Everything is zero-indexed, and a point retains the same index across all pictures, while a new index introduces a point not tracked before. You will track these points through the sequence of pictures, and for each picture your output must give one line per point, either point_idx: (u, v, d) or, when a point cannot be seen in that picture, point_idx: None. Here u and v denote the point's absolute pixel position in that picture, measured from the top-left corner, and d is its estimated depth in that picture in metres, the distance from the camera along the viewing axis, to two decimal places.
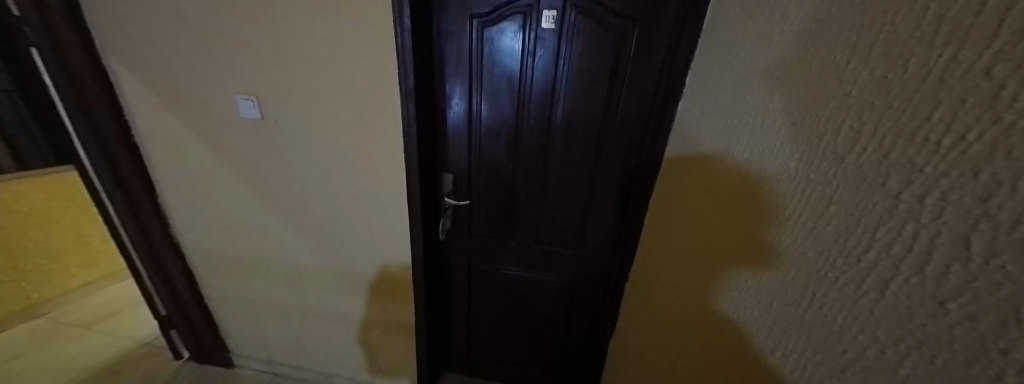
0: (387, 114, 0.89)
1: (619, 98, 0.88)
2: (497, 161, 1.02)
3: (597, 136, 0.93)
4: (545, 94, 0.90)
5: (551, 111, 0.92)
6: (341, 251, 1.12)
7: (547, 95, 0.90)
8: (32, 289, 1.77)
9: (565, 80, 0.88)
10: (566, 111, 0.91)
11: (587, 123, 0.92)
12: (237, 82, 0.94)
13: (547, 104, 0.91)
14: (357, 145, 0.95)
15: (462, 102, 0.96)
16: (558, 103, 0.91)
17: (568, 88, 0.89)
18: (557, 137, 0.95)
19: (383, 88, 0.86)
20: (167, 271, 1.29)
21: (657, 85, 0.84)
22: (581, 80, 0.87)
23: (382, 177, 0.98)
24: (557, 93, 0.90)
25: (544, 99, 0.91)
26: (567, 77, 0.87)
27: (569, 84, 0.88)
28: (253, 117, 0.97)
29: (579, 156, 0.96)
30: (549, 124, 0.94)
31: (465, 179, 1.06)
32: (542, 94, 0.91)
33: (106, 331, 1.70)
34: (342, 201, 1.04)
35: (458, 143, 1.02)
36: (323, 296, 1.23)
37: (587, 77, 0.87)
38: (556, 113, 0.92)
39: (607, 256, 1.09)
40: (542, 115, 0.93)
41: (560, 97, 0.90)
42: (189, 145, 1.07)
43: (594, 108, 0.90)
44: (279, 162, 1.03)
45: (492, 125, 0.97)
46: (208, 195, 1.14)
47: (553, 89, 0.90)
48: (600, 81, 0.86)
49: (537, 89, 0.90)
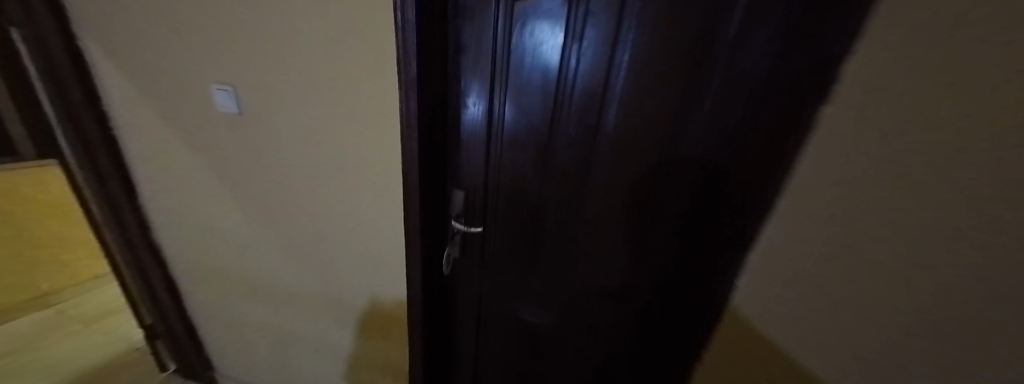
0: (385, 115, 0.68)
1: (702, 103, 0.58)
2: (522, 180, 0.79)
3: (659, 156, 0.64)
4: (591, 95, 0.66)
5: (600, 118, 0.67)
6: (329, 277, 0.93)
7: (594, 98, 0.65)
8: (43, 278, 1.73)
9: (623, 76, 0.62)
10: (618, 118, 0.65)
11: (649, 137, 0.64)
12: (214, 68, 0.76)
13: (593, 107, 0.66)
14: (347, 153, 0.75)
15: (481, 102, 0.74)
16: (609, 108, 0.65)
17: (625, 86, 0.62)
18: (602, 153, 0.69)
19: (378, 79, 0.65)
20: (149, 278, 1.17)
21: (771, 83, 0.52)
22: (645, 74, 0.60)
23: (377, 193, 0.77)
24: (608, 94, 0.64)
25: (589, 100, 0.66)
26: (625, 71, 0.61)
27: (626, 81, 0.62)
28: (231, 111, 0.79)
29: (631, 181, 0.69)
30: (594, 136, 0.68)
31: (480, 199, 0.84)
32: (588, 95, 0.66)
33: (107, 330, 1.62)
34: (330, 217, 0.85)
35: (474, 153, 0.80)
36: (307, 323, 1.05)
37: (654, 71, 0.60)
38: (605, 122, 0.66)
39: (661, 317, 0.79)
40: (588, 122, 0.68)
41: (614, 99, 0.64)
42: (168, 141, 0.92)
43: (661, 115, 0.62)
44: (261, 167, 0.86)
45: (517, 132, 0.75)
46: (186, 200, 1.00)
47: (603, 88, 0.64)
48: (677, 76, 0.58)
49: (581, 88, 0.66)
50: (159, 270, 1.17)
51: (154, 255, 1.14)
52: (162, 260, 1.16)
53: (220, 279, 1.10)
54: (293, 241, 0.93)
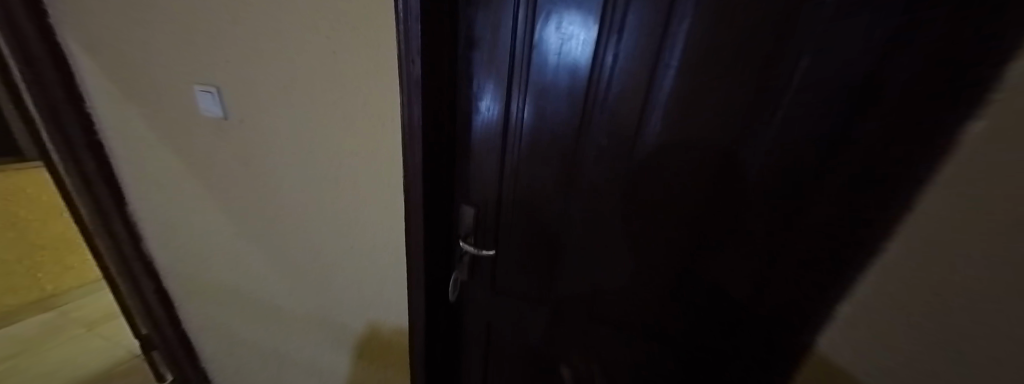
0: (384, 121, 0.59)
1: (766, 121, 0.44)
2: (542, 196, 0.68)
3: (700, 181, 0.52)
4: (628, 102, 0.54)
5: (637, 130, 0.55)
6: (324, 298, 0.84)
7: (634, 103, 0.53)
8: (47, 280, 1.72)
9: (669, 80, 0.49)
10: (660, 132, 0.53)
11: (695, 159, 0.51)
12: (196, 67, 0.68)
13: (630, 116, 0.54)
14: (342, 164, 0.66)
15: (496, 104, 0.64)
16: (648, 119, 0.53)
17: (670, 93, 0.50)
18: (637, 171, 0.57)
19: (377, 80, 0.55)
20: (141, 288, 1.11)
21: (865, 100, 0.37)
22: (695, 81, 0.47)
23: (375, 209, 0.68)
24: (649, 101, 0.52)
25: (626, 107, 0.54)
26: (671, 74, 0.49)
27: (672, 87, 0.49)
28: (215, 115, 0.70)
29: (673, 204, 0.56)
30: (630, 149, 0.56)
31: (493, 216, 0.74)
32: (626, 101, 0.54)
33: (109, 335, 1.57)
34: (325, 234, 0.76)
35: (486, 165, 0.70)
36: (303, 344, 0.96)
37: (706, 78, 0.47)
38: (645, 134, 0.54)
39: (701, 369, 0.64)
40: (624, 133, 0.56)
41: (655, 108, 0.52)
42: (152, 146, 0.84)
43: (709, 134, 0.49)
44: (247, 176, 0.77)
45: (537, 141, 0.64)
46: (175, 209, 0.92)
47: (646, 93, 0.52)
48: (737, 86, 0.45)
49: (616, 93, 0.54)
50: (150, 280, 1.10)
51: (145, 265, 1.08)
52: (153, 271, 1.10)
53: (211, 293, 1.02)
54: (284, 256, 0.84)
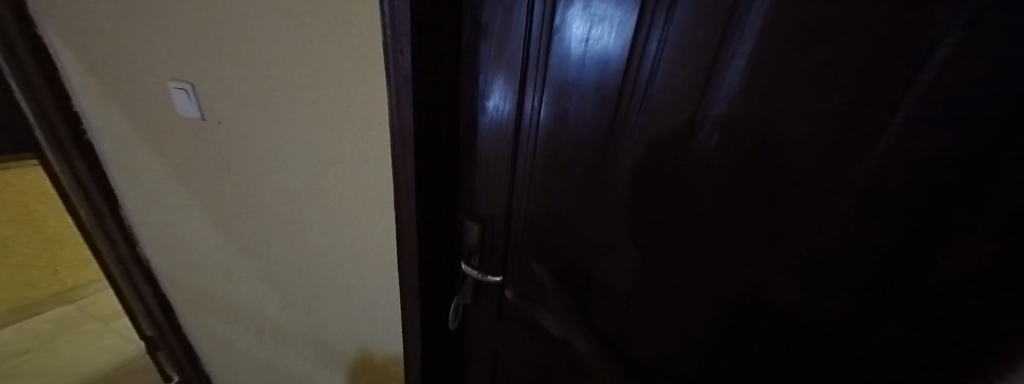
0: (371, 127, 0.49)
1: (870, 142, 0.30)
2: (560, 215, 0.57)
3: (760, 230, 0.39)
4: (671, 106, 0.41)
5: (682, 145, 0.41)
6: (316, 318, 0.76)
7: (680, 108, 0.40)
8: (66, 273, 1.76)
9: (734, 78, 0.35)
10: (712, 151, 0.39)
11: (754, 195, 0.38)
12: (167, 60, 0.59)
13: (674, 125, 0.41)
14: (325, 174, 0.56)
15: (507, 102, 0.53)
16: (696, 132, 0.40)
17: (732, 98, 0.36)
18: (678, 200, 0.44)
19: (361, 77, 0.46)
20: (140, 290, 1.08)
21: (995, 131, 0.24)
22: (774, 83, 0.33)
23: (364, 227, 0.58)
24: (700, 107, 0.38)
25: (669, 112, 0.41)
26: (738, 70, 0.35)
27: (738, 89, 0.35)
28: (192, 115, 0.63)
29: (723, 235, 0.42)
30: (676, 165, 0.42)
31: (503, 235, 0.64)
32: (668, 105, 0.41)
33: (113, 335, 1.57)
34: (310, 250, 0.67)
35: (496, 175, 0.59)
36: (296, 361, 0.89)
37: (790, 78, 0.32)
38: (691, 151, 0.41)
39: None
40: (663, 147, 0.43)
41: (708, 118, 0.38)
42: (132, 147, 0.77)
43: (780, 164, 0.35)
44: (228, 184, 0.68)
45: (555, 149, 0.53)
46: (164, 216, 0.86)
47: (699, 94, 0.38)
48: (838, 92, 0.30)
49: (657, 92, 0.41)
50: (148, 285, 1.07)
51: (141, 269, 1.04)
52: (152, 275, 1.06)
53: (205, 302, 0.97)
54: (272, 271, 0.76)
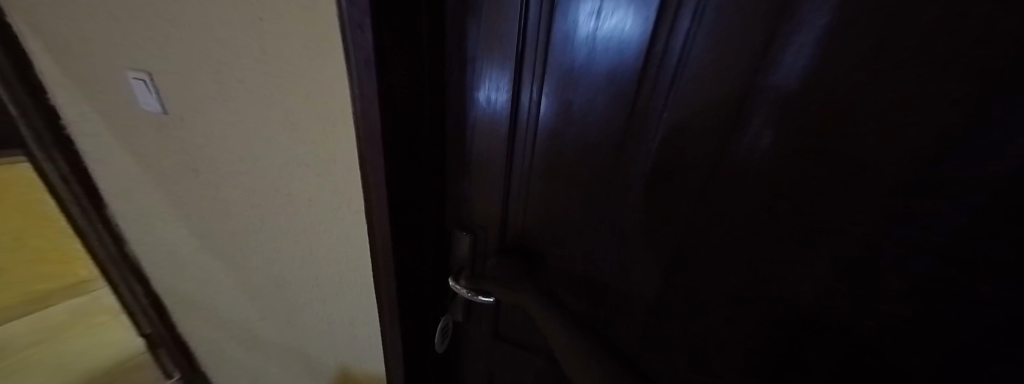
0: (335, 123, 0.42)
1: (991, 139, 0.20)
2: (563, 227, 0.49)
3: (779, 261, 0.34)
4: (707, 100, 0.32)
5: (717, 151, 0.34)
6: (298, 327, 0.71)
7: (721, 101, 0.31)
8: None
9: (796, 65, 0.27)
10: (752, 163, 0.32)
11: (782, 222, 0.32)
12: (121, 47, 0.53)
13: (709, 125, 0.33)
14: (292, 178, 0.50)
15: (500, 93, 0.43)
16: (740, 135, 0.32)
17: (791, 93, 0.28)
18: (706, 218, 0.37)
19: (319, 63, 0.38)
20: (135, 289, 1.05)
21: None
22: (847, 75, 0.25)
23: (337, 237, 0.52)
24: (746, 102, 0.30)
25: (704, 109, 0.33)
26: (806, 57, 0.26)
27: (799, 79, 0.27)
28: (154, 109, 0.56)
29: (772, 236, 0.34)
30: (716, 166, 0.34)
31: (497, 248, 0.56)
32: (704, 99, 0.32)
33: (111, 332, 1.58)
34: (286, 258, 0.61)
35: (490, 181, 0.51)
36: (282, 371, 0.84)
37: (873, 70, 0.24)
38: (732, 158, 0.33)
39: None
40: (695, 152, 0.35)
41: (755, 118, 0.30)
42: (104, 144, 0.71)
43: (830, 189, 0.28)
44: (198, 185, 0.62)
45: (559, 152, 0.44)
46: (140, 217, 0.80)
47: (747, 85, 0.30)
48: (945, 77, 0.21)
49: (688, 82, 0.32)
50: (139, 284, 1.04)
51: (131, 268, 1.02)
52: (142, 274, 1.04)
53: (191, 306, 0.93)
54: (252, 277, 0.71)
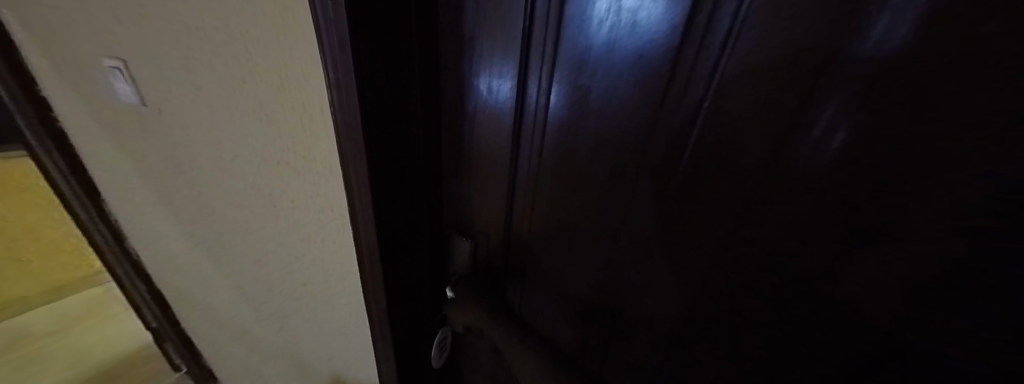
0: (312, 115, 0.37)
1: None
2: (573, 236, 0.44)
3: (842, 293, 0.28)
4: (763, 87, 0.25)
5: (773, 151, 0.27)
6: (291, 332, 0.68)
7: (778, 89, 0.25)
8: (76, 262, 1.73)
9: (888, 40, 0.20)
10: (816, 169, 0.26)
11: (847, 248, 0.26)
12: (95, 33, 0.49)
13: (765, 119, 0.26)
14: (275, 176, 0.46)
15: (503, 82, 0.37)
16: (805, 131, 0.25)
17: (881, 76, 0.21)
18: (749, 233, 0.31)
19: (290, 45, 0.33)
20: (139, 284, 1.05)
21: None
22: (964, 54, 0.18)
23: (324, 241, 0.48)
24: (816, 88, 0.23)
25: (756, 98, 0.26)
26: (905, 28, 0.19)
27: (890, 60, 0.20)
28: (133, 101, 0.53)
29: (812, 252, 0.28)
30: (765, 171, 0.28)
31: (500, 255, 0.51)
32: (759, 85, 0.25)
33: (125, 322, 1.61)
34: (276, 261, 0.57)
35: (492, 183, 0.45)
36: (280, 373, 0.82)
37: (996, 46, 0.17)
38: (791, 161, 0.27)
39: None
40: (740, 152, 0.28)
41: (827, 109, 0.24)
42: (93, 138, 0.68)
43: (910, 208, 0.23)
44: (184, 182, 0.59)
45: (571, 150, 0.38)
46: (134, 215, 0.78)
47: (819, 65, 0.23)
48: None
49: (739, 64, 0.26)
50: (141, 281, 1.04)
51: (131, 264, 1.01)
52: (144, 270, 1.03)
53: (191, 304, 0.91)
54: (243, 279, 0.68)
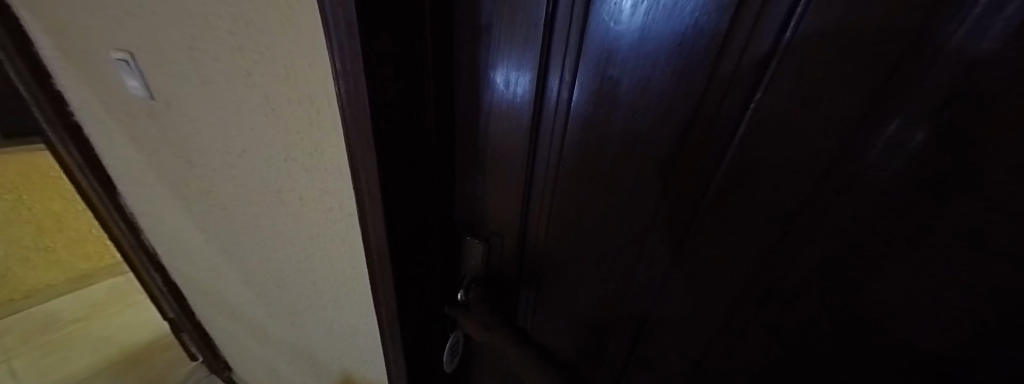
0: (319, 109, 0.35)
1: None
2: (591, 241, 0.41)
3: (890, 315, 0.25)
4: (830, 77, 0.22)
5: (836, 151, 0.24)
6: (302, 329, 0.68)
7: (840, 86, 0.22)
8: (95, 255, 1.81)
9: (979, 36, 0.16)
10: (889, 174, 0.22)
11: (908, 272, 0.23)
12: (102, 23, 0.48)
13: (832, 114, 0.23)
14: (284, 173, 0.44)
15: (522, 74, 0.35)
16: (879, 129, 0.22)
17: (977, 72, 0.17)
18: (798, 244, 0.28)
19: (294, 33, 0.31)
20: (157, 275, 1.07)
21: None
22: None
23: (333, 239, 0.46)
24: (890, 85, 0.20)
25: (821, 90, 0.22)
26: (1012, 8, 0.15)
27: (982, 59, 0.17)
28: (143, 94, 0.52)
29: (858, 270, 0.26)
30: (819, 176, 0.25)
31: (514, 258, 0.49)
32: (824, 74, 0.22)
33: (146, 308, 1.66)
34: (286, 258, 0.56)
35: (508, 183, 0.43)
36: (291, 367, 0.82)
37: None
38: (852, 168, 0.23)
39: None
40: (793, 155, 0.25)
41: (907, 105, 0.20)
42: (106, 132, 0.68)
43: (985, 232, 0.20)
44: (195, 177, 0.59)
45: (595, 149, 0.35)
46: (149, 209, 0.79)
47: (904, 51, 0.19)
48: None
49: (802, 49, 0.22)
50: (158, 273, 1.06)
51: (148, 257, 1.03)
52: (160, 262, 1.04)
53: (205, 297, 0.92)
54: (254, 274, 0.67)
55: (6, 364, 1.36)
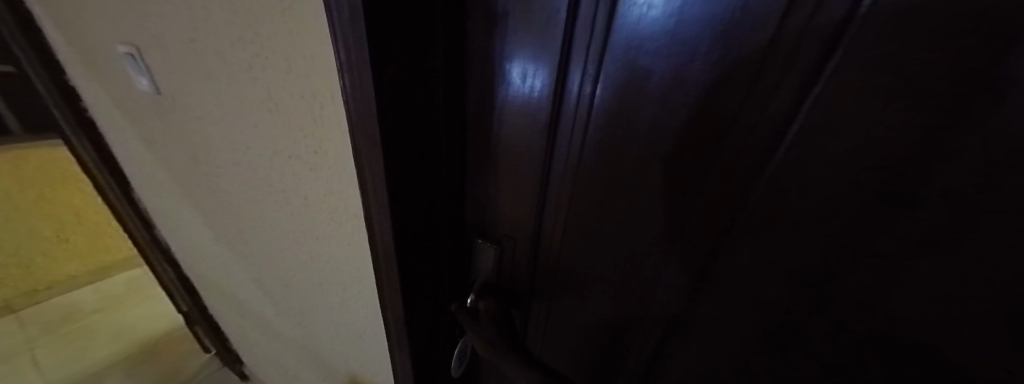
0: (323, 105, 0.33)
1: None
2: (610, 247, 0.38)
3: (951, 340, 0.23)
4: (901, 73, 0.18)
5: (902, 162, 0.20)
6: (308, 328, 0.67)
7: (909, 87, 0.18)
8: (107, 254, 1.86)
9: None
10: (974, 190, 0.18)
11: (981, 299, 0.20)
12: (106, 16, 0.46)
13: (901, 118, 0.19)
14: (289, 171, 0.43)
15: (541, 67, 0.32)
16: (963, 139, 0.17)
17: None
18: (849, 262, 0.25)
19: (295, 22, 0.29)
20: (171, 270, 1.08)
21: None
22: None
23: (339, 240, 0.45)
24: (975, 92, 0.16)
25: (890, 88, 0.19)
26: None
27: None
28: (149, 89, 0.51)
29: (915, 291, 0.23)
30: (877, 192, 0.21)
31: (526, 262, 0.47)
32: (894, 71, 0.18)
33: (161, 301, 1.70)
34: (292, 257, 0.55)
35: (522, 184, 0.40)
36: (299, 365, 0.82)
37: None
38: (918, 185, 0.20)
39: None
40: (845, 165, 0.22)
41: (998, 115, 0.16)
42: (117, 127, 0.68)
43: None
44: (201, 174, 0.58)
45: (619, 147, 0.32)
46: (159, 203, 0.78)
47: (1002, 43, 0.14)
48: None
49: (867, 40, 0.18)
50: (170, 267, 1.07)
51: (161, 251, 1.04)
52: (172, 257, 1.05)
53: (215, 292, 0.92)
54: (261, 273, 0.66)
55: (30, 354, 1.40)
